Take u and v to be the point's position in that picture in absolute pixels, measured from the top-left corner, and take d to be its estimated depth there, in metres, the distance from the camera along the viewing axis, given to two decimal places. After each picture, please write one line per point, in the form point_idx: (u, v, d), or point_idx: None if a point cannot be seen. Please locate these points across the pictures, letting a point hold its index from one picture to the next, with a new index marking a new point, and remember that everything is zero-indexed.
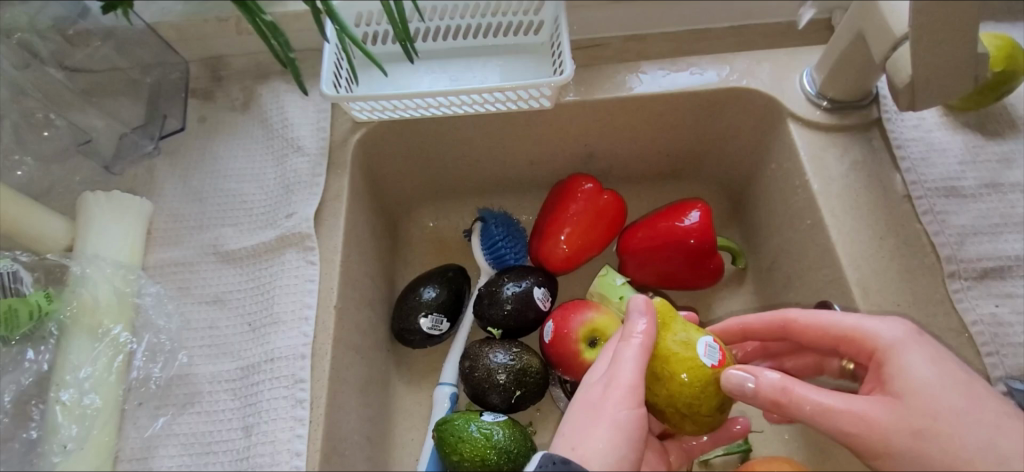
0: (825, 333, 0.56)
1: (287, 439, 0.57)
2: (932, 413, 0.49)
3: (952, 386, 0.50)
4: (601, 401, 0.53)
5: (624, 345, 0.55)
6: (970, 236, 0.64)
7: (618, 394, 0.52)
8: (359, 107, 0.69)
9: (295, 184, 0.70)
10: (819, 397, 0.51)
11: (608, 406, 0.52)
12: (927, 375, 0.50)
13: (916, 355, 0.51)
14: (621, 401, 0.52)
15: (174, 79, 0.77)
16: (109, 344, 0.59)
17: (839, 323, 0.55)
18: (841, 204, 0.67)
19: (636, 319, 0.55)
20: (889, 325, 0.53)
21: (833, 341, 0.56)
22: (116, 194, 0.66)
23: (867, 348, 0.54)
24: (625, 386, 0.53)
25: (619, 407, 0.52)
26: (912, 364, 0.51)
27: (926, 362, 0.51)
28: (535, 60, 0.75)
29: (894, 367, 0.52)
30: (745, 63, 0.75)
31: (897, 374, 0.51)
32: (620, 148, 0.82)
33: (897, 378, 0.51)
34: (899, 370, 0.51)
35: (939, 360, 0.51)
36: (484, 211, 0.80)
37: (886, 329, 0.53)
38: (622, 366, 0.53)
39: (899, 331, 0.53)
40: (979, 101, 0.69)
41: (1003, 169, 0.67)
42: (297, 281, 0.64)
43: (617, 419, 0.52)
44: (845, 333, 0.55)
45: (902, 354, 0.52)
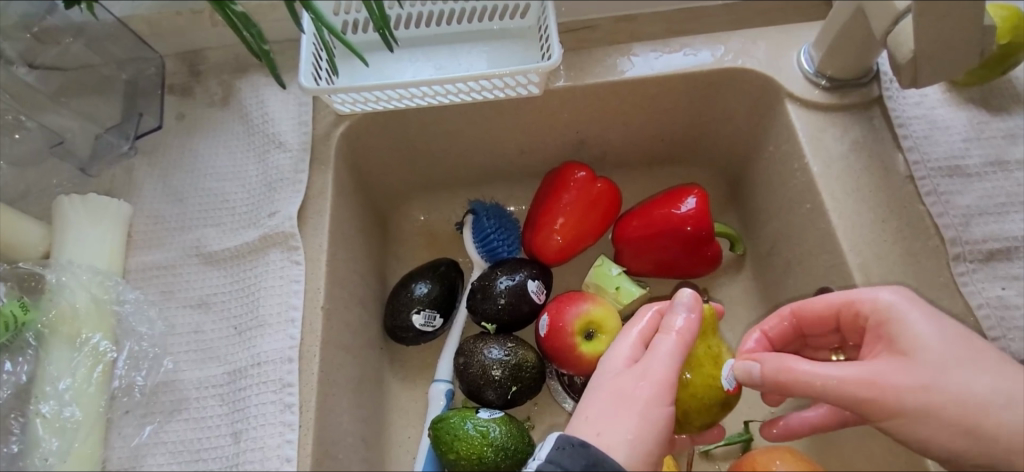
0: (826, 305, 0.56)
1: (277, 444, 0.56)
2: (937, 367, 0.50)
3: (951, 337, 0.51)
4: (632, 389, 0.52)
5: (663, 337, 0.53)
6: (975, 217, 0.62)
7: (651, 386, 0.51)
8: (341, 100, 0.66)
9: (277, 182, 0.68)
10: (830, 369, 0.51)
11: (639, 395, 0.51)
12: (928, 332, 0.51)
13: (915, 316, 0.52)
14: (655, 393, 0.51)
15: (150, 74, 0.74)
16: (89, 353, 0.58)
17: (840, 295, 0.55)
18: (841, 186, 0.65)
19: (681, 312, 0.54)
20: (889, 291, 0.53)
21: (835, 310, 0.56)
22: (92, 198, 0.64)
23: (870, 314, 0.54)
24: (660, 377, 0.52)
25: (652, 399, 0.51)
26: (913, 324, 0.52)
27: (926, 320, 0.52)
28: (523, 45, 0.72)
29: (897, 329, 0.52)
30: (740, 42, 0.73)
31: (903, 332, 0.52)
32: (614, 133, 0.79)
33: (899, 338, 0.52)
34: (902, 331, 0.52)
35: (934, 315, 0.52)
36: (475, 203, 0.77)
37: (886, 290, 0.54)
38: (659, 358, 0.52)
39: (900, 296, 0.53)
40: (983, 75, 0.67)
41: (1009, 145, 0.65)
42: (282, 282, 0.62)
43: (648, 410, 0.51)
44: (846, 305, 0.55)
45: (906, 311, 0.52)
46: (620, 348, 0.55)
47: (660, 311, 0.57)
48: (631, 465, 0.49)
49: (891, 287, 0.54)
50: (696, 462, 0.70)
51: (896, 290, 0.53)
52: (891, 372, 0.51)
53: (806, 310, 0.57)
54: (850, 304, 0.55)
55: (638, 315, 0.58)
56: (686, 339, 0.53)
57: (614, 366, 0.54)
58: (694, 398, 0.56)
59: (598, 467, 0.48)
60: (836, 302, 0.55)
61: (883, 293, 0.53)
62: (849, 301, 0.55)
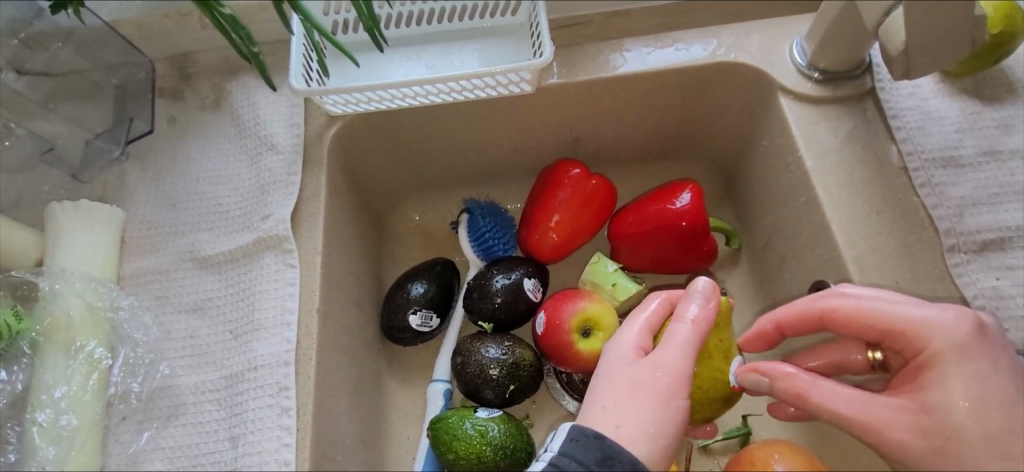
0: (871, 326, 0.52)
1: (275, 448, 0.56)
2: (952, 432, 0.49)
3: (985, 404, 0.49)
4: (648, 380, 0.52)
5: (678, 326, 0.53)
6: (969, 208, 0.62)
7: (666, 375, 0.51)
8: (332, 101, 0.66)
9: (270, 185, 0.67)
10: (845, 396, 0.50)
11: (655, 385, 0.51)
12: (962, 392, 0.49)
13: (959, 368, 0.49)
14: (671, 383, 0.51)
15: (140, 78, 0.74)
16: (83, 361, 0.58)
17: (891, 319, 0.51)
18: (835, 179, 0.65)
19: (694, 301, 0.54)
20: (949, 327, 0.50)
21: (878, 334, 0.52)
22: (84, 204, 0.64)
23: (915, 347, 0.51)
24: (675, 368, 0.52)
25: (667, 388, 0.51)
26: (951, 376, 0.49)
27: (968, 378, 0.49)
28: (514, 42, 0.72)
29: (932, 377, 0.50)
30: (733, 36, 0.72)
31: (935, 383, 0.50)
32: (607, 130, 0.79)
33: (931, 387, 0.50)
34: (936, 381, 0.50)
35: (984, 374, 0.49)
36: (470, 202, 0.77)
37: (942, 329, 0.50)
38: (671, 348, 0.52)
39: (957, 338, 0.50)
40: (976, 65, 0.67)
41: (1002, 135, 0.65)
42: (277, 285, 0.62)
43: (666, 401, 0.51)
44: (894, 328, 0.51)
45: (947, 364, 0.50)
46: (629, 338, 0.55)
47: (667, 299, 0.57)
48: (651, 457, 0.49)
49: (955, 321, 0.50)
50: (695, 457, 0.70)
51: (958, 326, 0.50)
52: (904, 418, 0.50)
53: (844, 313, 0.53)
54: (899, 329, 0.51)
55: (646, 305, 0.58)
56: (699, 329, 0.53)
57: (626, 356, 0.54)
58: (701, 390, 0.57)
59: (615, 460, 0.49)
60: (885, 322, 0.52)
61: (943, 328, 0.50)
62: (902, 327, 0.51)
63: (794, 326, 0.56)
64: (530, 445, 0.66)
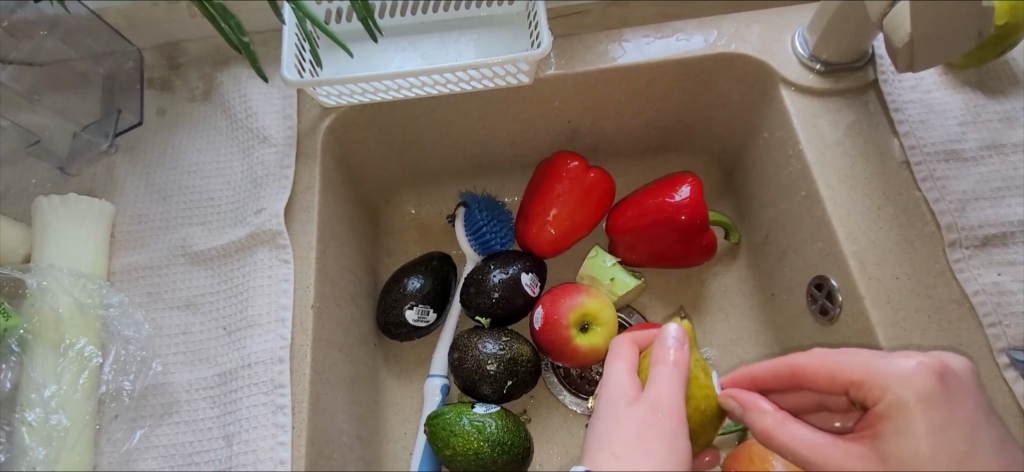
0: (833, 378, 0.48)
1: (269, 446, 0.55)
2: None
3: (947, 456, 0.44)
4: (651, 422, 0.47)
5: (663, 363, 0.49)
6: (971, 202, 0.61)
7: (668, 412, 0.48)
8: (325, 92, 0.64)
9: (263, 178, 0.66)
10: (806, 435, 0.46)
11: (659, 425, 0.47)
12: (923, 443, 0.44)
13: (921, 417, 0.45)
14: (673, 419, 0.47)
15: (128, 69, 0.72)
16: (74, 359, 0.57)
17: (850, 369, 0.47)
18: (836, 173, 0.65)
19: (670, 338, 0.51)
20: (909, 375, 0.46)
21: (841, 386, 0.48)
22: (72, 197, 0.62)
23: (872, 398, 0.46)
24: (674, 403, 0.48)
25: (671, 425, 0.47)
26: (913, 428, 0.45)
27: (928, 428, 0.45)
28: (512, 32, 0.70)
29: (890, 427, 0.45)
30: (733, 26, 0.71)
31: (897, 435, 0.45)
32: (606, 123, 0.78)
33: (888, 437, 0.45)
34: (896, 430, 0.45)
35: (945, 425, 0.45)
36: (466, 195, 0.76)
37: (904, 377, 0.46)
38: (663, 381, 0.49)
39: (916, 387, 0.45)
40: (981, 57, 0.66)
41: (1005, 129, 0.64)
42: (271, 281, 0.61)
43: (673, 442, 0.47)
44: (852, 379, 0.47)
45: (910, 414, 0.45)
46: (619, 380, 0.51)
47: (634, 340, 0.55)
48: None
49: (922, 368, 0.46)
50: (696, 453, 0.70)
51: (920, 374, 0.45)
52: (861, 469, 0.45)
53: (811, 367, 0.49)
54: (857, 381, 0.47)
55: (625, 344, 0.55)
56: (684, 362, 0.50)
57: (622, 398, 0.50)
58: (699, 412, 0.52)
59: None
60: (846, 372, 0.47)
61: (902, 377, 0.46)
62: (860, 376, 0.47)
63: (765, 377, 0.52)
64: (528, 441, 0.66)
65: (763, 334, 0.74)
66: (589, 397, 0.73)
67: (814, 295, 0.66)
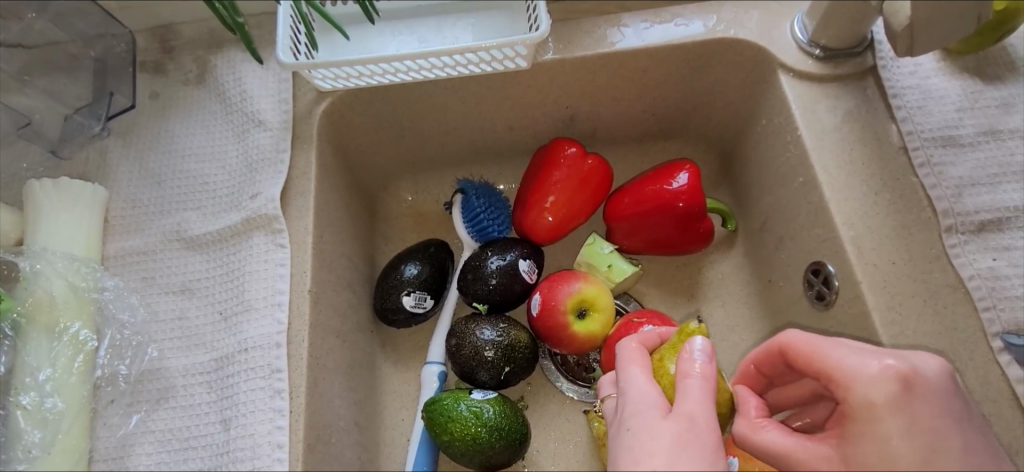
0: (809, 370, 0.47)
1: (267, 431, 0.55)
2: None
3: (911, 460, 0.41)
4: (688, 437, 0.45)
5: (693, 377, 0.47)
6: (967, 188, 0.61)
7: (702, 424, 0.45)
8: (322, 75, 0.64)
9: (259, 162, 0.65)
10: (777, 438, 0.46)
11: (695, 437, 0.45)
12: (887, 445, 0.42)
13: (884, 419, 0.42)
14: (707, 430, 0.45)
15: (120, 51, 0.70)
16: (68, 343, 0.57)
17: (819, 364, 0.46)
18: (834, 159, 0.65)
19: (698, 352, 0.48)
20: (871, 378, 0.43)
21: (816, 380, 0.46)
22: (64, 181, 0.62)
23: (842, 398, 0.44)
24: (708, 416, 0.46)
25: (706, 437, 0.45)
26: (876, 430, 0.42)
27: (893, 429, 0.42)
28: (510, 16, 0.70)
29: (855, 429, 0.43)
30: (733, 11, 0.71)
31: (862, 437, 0.43)
32: (604, 109, 0.78)
33: (850, 438, 0.43)
34: (862, 432, 0.43)
35: (905, 434, 0.42)
36: (463, 182, 0.76)
37: (868, 378, 0.43)
38: (695, 391, 0.46)
39: (879, 389, 0.43)
40: (979, 43, 0.66)
41: (1003, 115, 0.64)
42: (267, 266, 0.61)
43: (713, 457, 0.44)
44: (822, 374, 0.46)
45: (875, 418, 0.42)
46: (642, 392, 0.48)
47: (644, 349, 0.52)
48: None
49: (885, 372, 0.43)
50: None
51: (885, 376, 0.43)
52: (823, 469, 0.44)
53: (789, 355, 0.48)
54: (827, 375, 0.45)
55: (637, 349, 0.52)
56: (713, 376, 0.48)
57: (653, 410, 0.47)
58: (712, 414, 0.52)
59: None
60: (817, 363, 0.46)
61: (864, 379, 0.43)
62: (829, 372, 0.45)
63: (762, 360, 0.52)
64: (526, 426, 0.66)
65: (760, 321, 0.74)
66: (587, 383, 0.74)
67: (811, 281, 0.66)
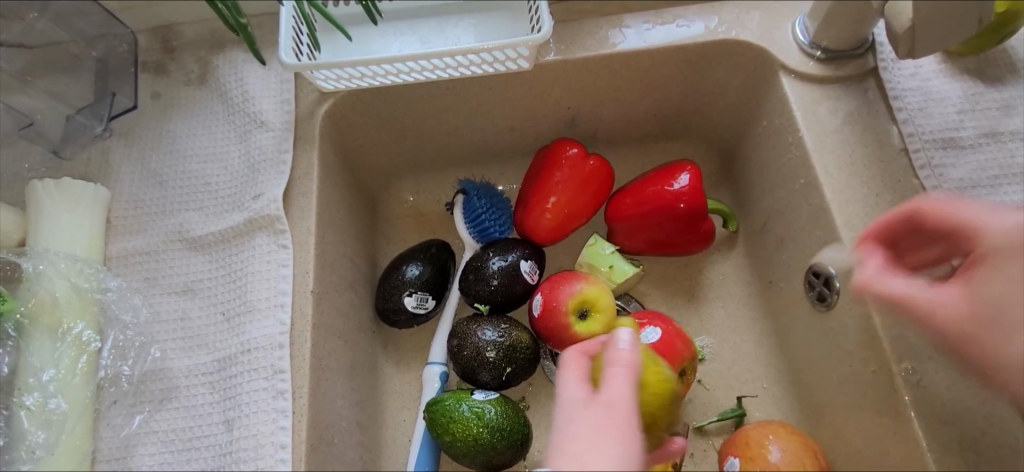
0: (946, 223, 0.53)
1: (270, 431, 0.55)
2: (1004, 313, 0.48)
3: None
4: (607, 424, 0.41)
5: (617, 366, 0.44)
6: (968, 189, 0.62)
7: (624, 413, 0.42)
8: (324, 76, 0.64)
9: (261, 163, 0.65)
10: (901, 286, 0.51)
11: (617, 429, 0.41)
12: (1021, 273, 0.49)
13: (1016, 261, 0.49)
14: (630, 420, 0.42)
15: (121, 52, 0.70)
16: (71, 343, 0.57)
17: (961, 217, 0.52)
18: (835, 161, 0.65)
19: (623, 340, 0.45)
20: (1005, 228, 0.50)
21: (948, 230, 0.54)
22: (66, 181, 0.62)
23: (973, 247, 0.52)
24: (630, 405, 0.42)
25: (630, 427, 0.41)
26: (1010, 269, 0.49)
27: None
28: (512, 17, 0.70)
29: (987, 268, 0.50)
30: (734, 12, 0.71)
31: (990, 274, 0.50)
32: (606, 110, 0.78)
33: (979, 279, 0.50)
34: (992, 271, 0.50)
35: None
36: (464, 182, 0.76)
37: (1010, 219, 0.51)
38: (618, 378, 0.43)
39: (1013, 234, 0.50)
40: (980, 45, 0.66)
41: (1003, 116, 0.65)
42: (270, 267, 0.61)
43: (630, 446, 0.41)
44: (964, 228, 0.52)
45: (1006, 261, 0.50)
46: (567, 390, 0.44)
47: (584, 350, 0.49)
48: None
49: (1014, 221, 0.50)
50: (691, 438, 0.71)
51: (1014, 229, 0.50)
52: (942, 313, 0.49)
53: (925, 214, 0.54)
54: (965, 230, 0.52)
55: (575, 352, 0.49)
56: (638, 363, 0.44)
57: (576, 399, 0.43)
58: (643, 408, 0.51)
59: None
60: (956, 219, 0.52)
61: (996, 229, 0.51)
62: (967, 224, 0.52)
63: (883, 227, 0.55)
64: (527, 427, 0.66)
65: (761, 322, 0.75)
66: None
67: (812, 282, 0.66)
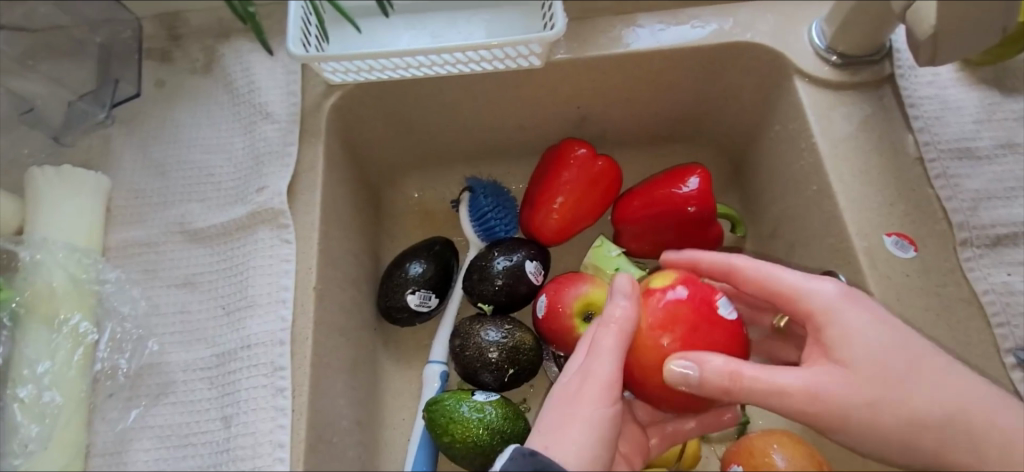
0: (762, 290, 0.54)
1: (269, 430, 0.54)
2: (896, 384, 0.49)
3: (904, 358, 0.50)
4: (581, 391, 0.50)
5: (605, 332, 0.52)
6: (984, 201, 0.61)
7: (597, 389, 0.49)
8: (332, 68, 0.63)
9: (265, 155, 0.64)
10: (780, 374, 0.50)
11: (586, 406, 0.49)
12: (863, 346, 0.50)
13: (853, 325, 0.50)
14: (602, 393, 0.49)
15: (126, 38, 0.69)
16: (67, 335, 0.55)
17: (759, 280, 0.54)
18: (849, 169, 0.64)
19: (619, 300, 0.53)
20: (824, 290, 0.52)
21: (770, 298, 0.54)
22: (66, 169, 0.60)
23: (804, 310, 0.52)
24: (606, 381, 0.50)
25: (597, 403, 0.49)
26: (849, 333, 0.50)
27: (874, 327, 0.50)
28: (524, 13, 0.69)
29: (832, 336, 0.51)
30: (750, 15, 0.70)
31: (841, 343, 0.50)
32: (617, 110, 0.77)
33: (834, 350, 0.50)
34: (838, 340, 0.50)
35: (871, 324, 0.50)
36: (471, 180, 0.75)
37: (823, 292, 0.52)
38: (601, 361, 0.51)
39: (822, 294, 0.52)
40: (999, 54, 0.65)
41: (1020, 128, 0.64)
42: (272, 261, 0.60)
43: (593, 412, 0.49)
44: (783, 293, 0.53)
45: (836, 320, 0.51)
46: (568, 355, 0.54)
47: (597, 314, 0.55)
48: None
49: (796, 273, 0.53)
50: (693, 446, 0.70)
51: (836, 292, 0.52)
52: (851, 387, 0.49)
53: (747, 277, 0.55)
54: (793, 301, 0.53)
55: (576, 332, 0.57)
56: (625, 329, 0.52)
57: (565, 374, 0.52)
58: None
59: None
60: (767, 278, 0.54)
61: (816, 289, 0.52)
62: (787, 291, 0.53)
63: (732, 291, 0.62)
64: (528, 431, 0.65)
65: None
66: None
67: None
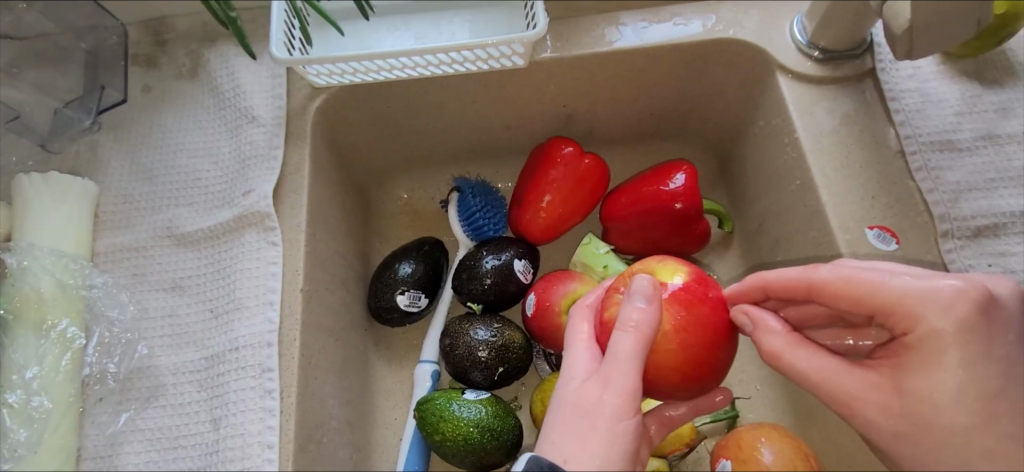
0: (856, 301, 0.49)
1: (258, 430, 0.54)
2: (951, 420, 0.46)
3: (973, 393, 0.46)
4: (600, 400, 0.47)
5: (622, 336, 0.48)
6: (964, 193, 0.61)
7: (616, 400, 0.47)
8: (316, 71, 0.63)
9: (252, 158, 0.65)
10: (815, 365, 0.50)
11: (604, 418, 0.46)
12: (949, 381, 0.46)
13: (950, 354, 0.45)
14: (622, 405, 0.46)
15: (112, 44, 0.70)
16: (56, 339, 0.56)
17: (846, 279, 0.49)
18: (832, 163, 0.64)
19: (636, 302, 0.49)
20: (944, 302, 0.46)
21: (866, 308, 0.49)
22: (53, 175, 0.61)
23: (900, 324, 0.47)
24: (626, 392, 0.47)
25: (616, 415, 0.46)
26: (938, 362, 0.46)
27: (963, 363, 0.45)
28: (507, 13, 0.69)
29: (914, 360, 0.47)
30: (732, 11, 0.70)
31: (919, 371, 0.47)
32: (603, 107, 0.77)
33: (906, 373, 0.47)
34: (921, 364, 0.46)
35: (964, 362, 0.45)
36: (460, 180, 0.75)
37: (937, 311, 0.46)
38: (620, 369, 0.47)
39: (941, 306, 0.46)
40: (979, 46, 0.65)
41: (1000, 119, 0.64)
42: (259, 264, 0.60)
43: (612, 425, 0.46)
44: (886, 300, 0.47)
45: (935, 349, 0.46)
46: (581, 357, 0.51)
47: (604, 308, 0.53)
48: None
49: (953, 279, 0.46)
50: None
51: (956, 300, 0.46)
52: (881, 398, 0.48)
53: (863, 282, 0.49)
54: (884, 308, 0.48)
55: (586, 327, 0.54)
56: (644, 332, 0.48)
57: (576, 379, 0.49)
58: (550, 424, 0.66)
59: None
60: (872, 287, 0.48)
61: (935, 298, 0.46)
62: (893, 301, 0.47)
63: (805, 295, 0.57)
64: (517, 427, 0.65)
65: None
66: None
67: None
